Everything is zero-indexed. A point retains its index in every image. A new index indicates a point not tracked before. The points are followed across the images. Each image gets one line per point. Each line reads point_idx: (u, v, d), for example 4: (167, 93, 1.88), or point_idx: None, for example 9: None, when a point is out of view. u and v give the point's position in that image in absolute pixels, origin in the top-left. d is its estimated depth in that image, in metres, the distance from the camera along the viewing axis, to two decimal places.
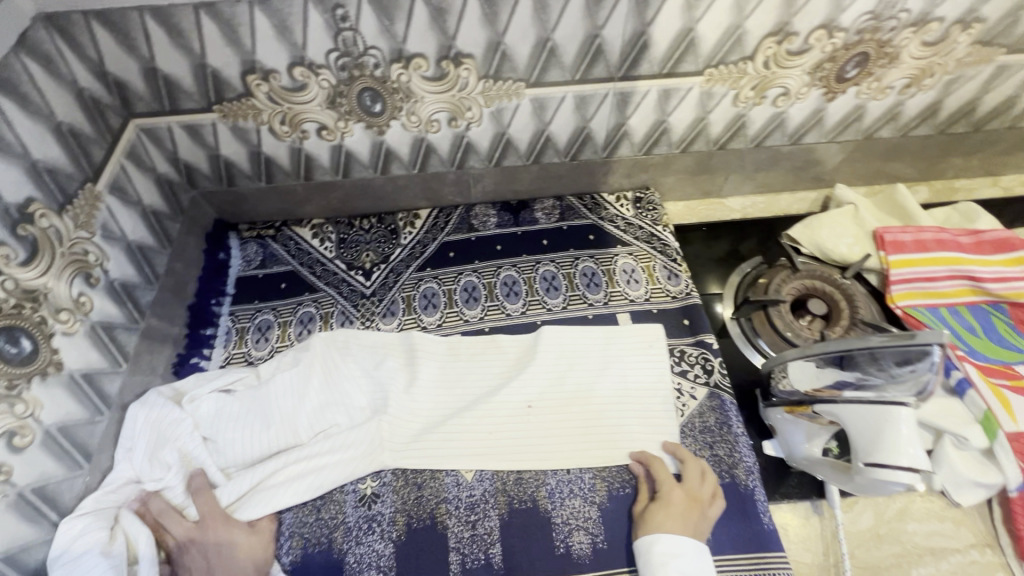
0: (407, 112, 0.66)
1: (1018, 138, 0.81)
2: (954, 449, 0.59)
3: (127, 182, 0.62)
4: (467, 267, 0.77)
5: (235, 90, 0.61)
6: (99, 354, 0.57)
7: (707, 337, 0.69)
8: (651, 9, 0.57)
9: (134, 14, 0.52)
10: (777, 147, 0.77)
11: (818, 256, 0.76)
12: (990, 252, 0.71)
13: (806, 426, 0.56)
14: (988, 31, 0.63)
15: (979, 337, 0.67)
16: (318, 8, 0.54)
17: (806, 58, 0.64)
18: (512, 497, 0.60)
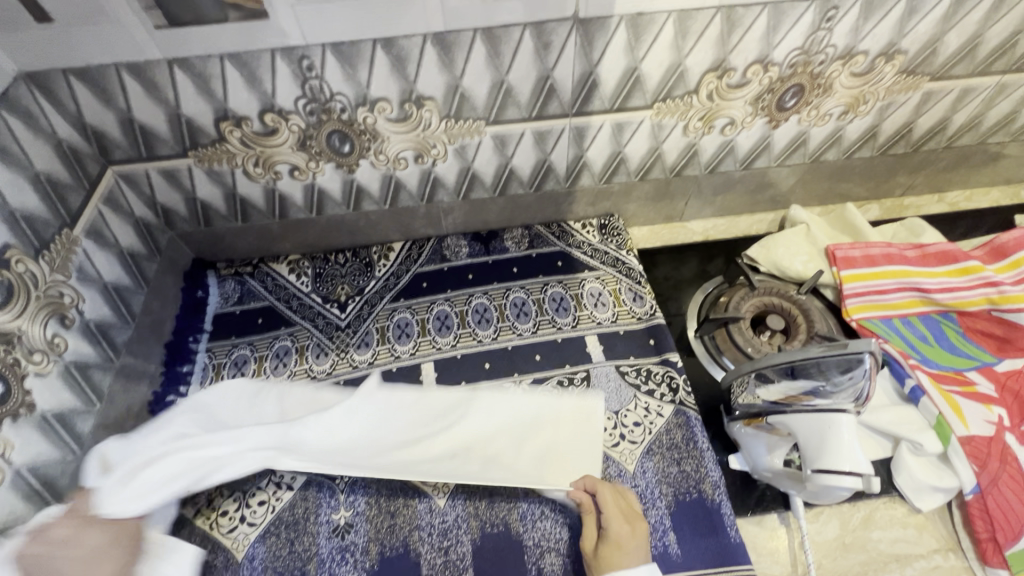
0: (375, 151, 0.70)
1: (956, 157, 0.86)
2: (911, 455, 0.61)
3: (104, 226, 0.65)
4: (440, 296, 0.79)
5: (209, 136, 0.64)
6: (73, 395, 0.58)
7: (672, 356, 0.72)
8: (596, 51, 0.61)
9: (111, 70, 0.56)
10: (730, 172, 0.82)
11: (776, 274, 0.79)
12: (936, 264, 0.75)
13: (765, 438, 0.57)
14: (911, 62, 0.68)
15: (931, 345, 0.70)
16: (285, 60, 0.57)
17: (746, 91, 0.68)
18: (485, 522, 0.60)
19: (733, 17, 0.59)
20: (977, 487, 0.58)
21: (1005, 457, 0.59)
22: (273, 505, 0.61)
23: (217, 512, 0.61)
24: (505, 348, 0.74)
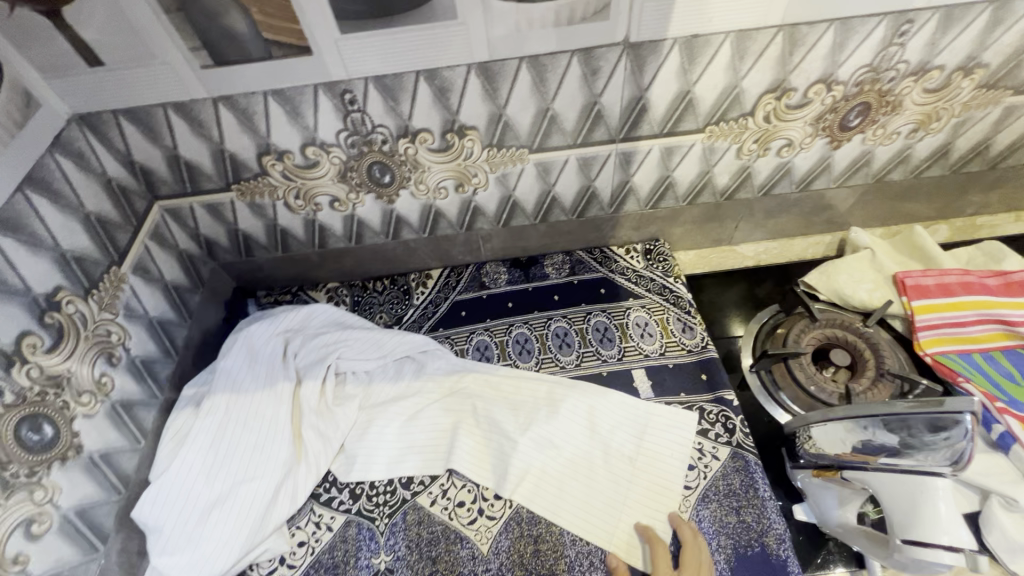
0: (415, 181, 0.68)
1: None
2: (1005, 512, 0.55)
3: (150, 261, 0.65)
4: (479, 325, 0.77)
5: (252, 170, 0.64)
6: (119, 433, 0.58)
7: (726, 393, 0.67)
8: (646, 75, 0.58)
9: (158, 109, 0.56)
10: (785, 194, 0.77)
11: (837, 303, 0.74)
12: (1019, 294, 0.68)
13: (836, 489, 0.53)
14: (992, 76, 0.62)
15: (1019, 385, 0.63)
16: (327, 94, 0.56)
17: (807, 111, 0.64)
18: (531, 572, 0.57)
19: (796, 35, 0.55)
20: None
21: None
22: (313, 547, 0.60)
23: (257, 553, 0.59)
24: None
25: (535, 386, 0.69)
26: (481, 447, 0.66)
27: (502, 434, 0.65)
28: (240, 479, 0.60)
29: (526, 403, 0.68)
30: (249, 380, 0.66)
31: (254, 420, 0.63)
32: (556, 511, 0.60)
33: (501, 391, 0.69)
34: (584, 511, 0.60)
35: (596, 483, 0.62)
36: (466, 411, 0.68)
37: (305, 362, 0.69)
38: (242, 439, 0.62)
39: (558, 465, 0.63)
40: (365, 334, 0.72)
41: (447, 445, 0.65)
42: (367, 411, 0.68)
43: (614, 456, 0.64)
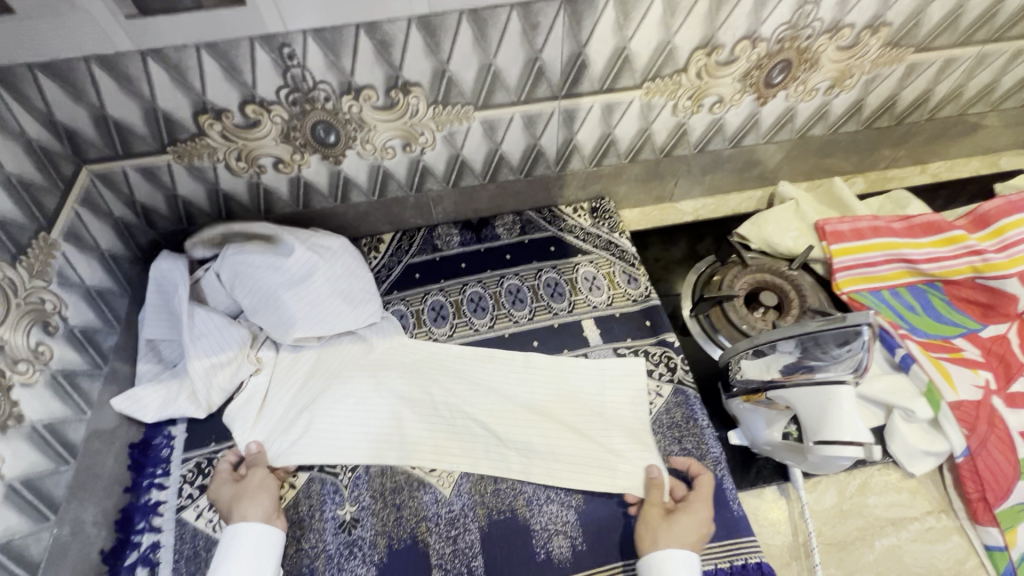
0: (361, 141, 0.68)
1: (938, 128, 0.87)
2: (904, 422, 0.63)
3: (82, 228, 0.62)
4: (433, 286, 0.78)
5: (188, 131, 0.62)
6: (62, 404, 0.57)
7: (668, 336, 0.72)
8: (584, 31, 0.60)
9: (80, 64, 0.53)
10: (719, 150, 0.82)
11: (767, 251, 0.80)
12: (921, 234, 0.76)
13: (764, 412, 0.58)
14: (895, 34, 0.68)
15: (918, 315, 0.72)
16: (265, 48, 0.55)
17: (735, 67, 0.68)
18: (492, 510, 0.60)
19: None
20: (966, 449, 0.60)
21: (992, 420, 0.61)
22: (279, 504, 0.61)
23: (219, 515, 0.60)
24: (501, 336, 0.74)
25: (491, 365, 0.71)
26: (438, 434, 0.65)
27: (456, 419, 0.66)
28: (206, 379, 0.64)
29: (482, 384, 0.69)
30: (205, 309, 0.67)
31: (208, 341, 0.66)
32: (512, 455, 0.64)
33: (458, 373, 0.69)
34: (541, 449, 0.64)
35: (550, 423, 0.66)
36: (420, 392, 0.68)
37: (253, 293, 0.67)
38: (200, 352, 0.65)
39: (509, 439, 0.65)
40: (320, 274, 0.69)
41: (400, 432, 0.65)
42: (311, 393, 0.67)
43: (568, 398, 0.68)
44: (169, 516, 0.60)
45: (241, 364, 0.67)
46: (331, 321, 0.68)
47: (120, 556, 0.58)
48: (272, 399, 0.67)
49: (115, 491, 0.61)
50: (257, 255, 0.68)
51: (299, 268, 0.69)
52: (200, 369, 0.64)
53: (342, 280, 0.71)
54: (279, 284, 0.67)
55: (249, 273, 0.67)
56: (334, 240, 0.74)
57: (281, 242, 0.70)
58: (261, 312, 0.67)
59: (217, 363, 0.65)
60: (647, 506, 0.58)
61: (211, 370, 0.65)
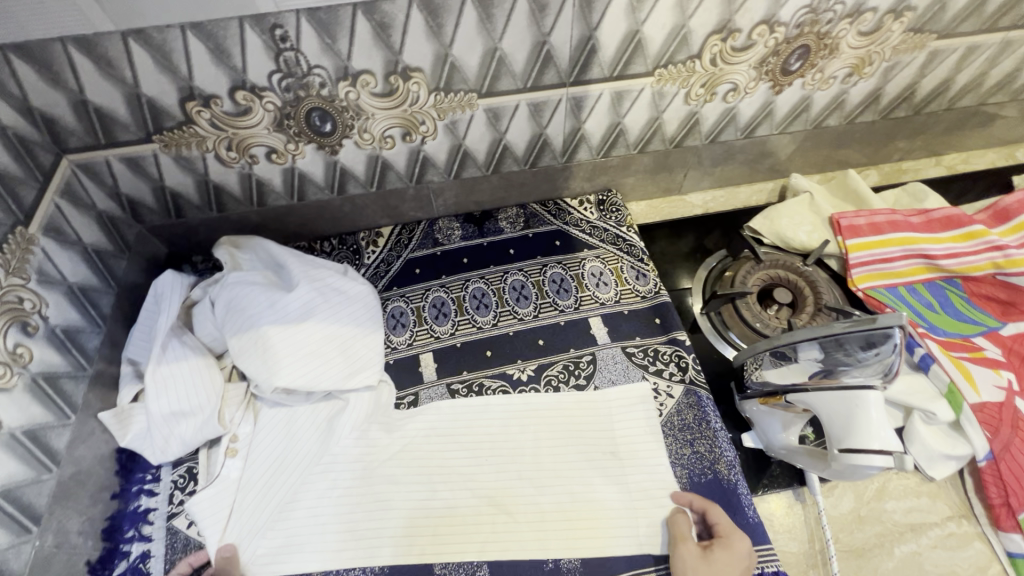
0: (359, 130, 0.65)
1: (955, 118, 0.84)
2: (925, 424, 0.60)
3: (63, 222, 0.59)
4: (434, 282, 0.75)
5: (174, 118, 0.59)
6: (43, 408, 0.54)
7: (679, 335, 0.70)
8: (595, 13, 0.56)
9: (56, 45, 0.49)
10: (731, 141, 0.79)
11: (779, 246, 0.78)
12: (940, 229, 0.74)
13: (781, 415, 0.56)
14: (919, 19, 0.65)
15: (937, 313, 0.69)
16: (255, 29, 0.52)
17: (751, 53, 0.65)
18: (497, 517, 0.58)
19: None
20: (989, 453, 0.58)
21: (1016, 423, 0.59)
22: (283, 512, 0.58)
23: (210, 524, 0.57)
24: (506, 334, 0.71)
25: (494, 424, 0.64)
26: (426, 514, 0.58)
27: (449, 501, 0.59)
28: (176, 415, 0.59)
29: (480, 448, 0.62)
30: (180, 337, 0.63)
31: (178, 376, 0.61)
32: (523, 459, 0.62)
33: (454, 438, 0.63)
34: (548, 453, 0.62)
35: (556, 425, 0.64)
36: (412, 467, 0.61)
37: (246, 327, 0.62)
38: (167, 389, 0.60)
39: (516, 513, 0.58)
40: (325, 317, 0.65)
41: (386, 520, 0.58)
42: (289, 475, 0.60)
43: (576, 400, 0.66)
44: (159, 524, 0.57)
45: (206, 418, 0.60)
46: (323, 373, 0.62)
47: (108, 567, 0.55)
48: (246, 482, 0.59)
49: (102, 498, 0.58)
50: (262, 287, 0.64)
51: (303, 308, 0.64)
52: (160, 417, 0.59)
53: (346, 330, 0.66)
54: (278, 321, 0.62)
55: (242, 307, 0.63)
56: (352, 286, 0.71)
57: (284, 280, 0.67)
58: (245, 353, 0.61)
59: (179, 412, 0.60)
60: (679, 544, 0.52)
61: (173, 419, 0.59)
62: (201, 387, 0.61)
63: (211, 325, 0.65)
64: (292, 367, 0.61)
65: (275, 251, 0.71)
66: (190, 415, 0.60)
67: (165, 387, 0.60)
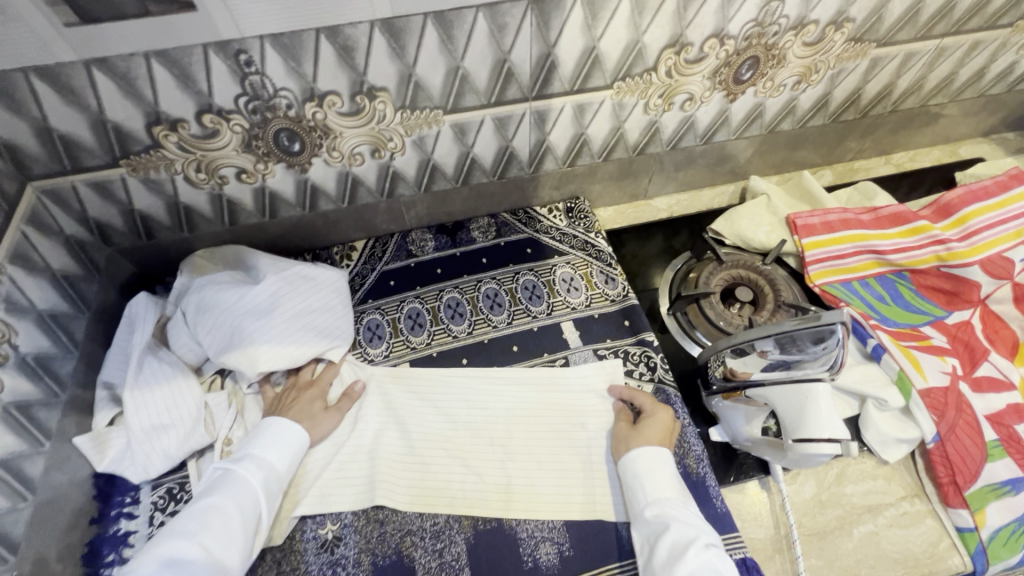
0: (328, 148, 0.66)
1: (901, 120, 0.89)
2: (878, 412, 0.64)
3: (31, 249, 0.59)
4: (409, 293, 0.77)
5: (141, 142, 0.59)
6: (17, 438, 0.53)
7: (647, 336, 0.72)
8: (553, 31, 0.59)
9: (18, 75, 0.49)
10: (691, 147, 0.82)
11: (741, 246, 0.81)
12: (888, 226, 0.78)
13: (744, 409, 0.58)
14: (859, 29, 0.69)
15: (887, 305, 0.73)
16: (220, 55, 0.53)
17: (704, 65, 0.68)
18: (477, 519, 0.60)
19: None
20: (937, 436, 0.62)
21: (961, 405, 0.63)
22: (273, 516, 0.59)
23: None
24: (480, 341, 0.73)
25: (478, 417, 0.67)
26: (419, 482, 0.62)
27: (434, 470, 0.63)
28: (157, 428, 0.61)
29: (467, 423, 0.66)
30: (156, 353, 0.65)
31: (158, 391, 0.62)
32: (503, 460, 0.64)
33: (442, 413, 0.67)
34: (526, 456, 0.64)
35: (532, 426, 0.66)
36: (405, 441, 0.64)
37: (219, 324, 0.64)
38: (148, 405, 0.61)
39: (489, 485, 0.62)
40: (295, 304, 0.68)
41: (380, 486, 0.61)
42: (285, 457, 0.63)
43: (551, 401, 0.68)
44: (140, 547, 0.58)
45: (188, 429, 0.61)
46: (300, 354, 0.66)
47: None
48: None
49: (80, 523, 0.58)
50: (231, 284, 0.67)
51: (273, 298, 0.67)
52: (141, 432, 0.60)
53: (317, 314, 0.69)
54: (247, 314, 0.65)
55: (214, 309, 0.65)
56: (321, 273, 0.73)
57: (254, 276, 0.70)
58: (224, 350, 0.63)
59: (161, 425, 0.61)
60: (615, 428, 0.65)
61: (155, 433, 0.61)
62: (182, 399, 0.63)
63: (185, 333, 0.65)
64: (270, 352, 0.64)
65: (245, 253, 0.74)
66: (171, 427, 0.61)
67: (145, 402, 0.61)
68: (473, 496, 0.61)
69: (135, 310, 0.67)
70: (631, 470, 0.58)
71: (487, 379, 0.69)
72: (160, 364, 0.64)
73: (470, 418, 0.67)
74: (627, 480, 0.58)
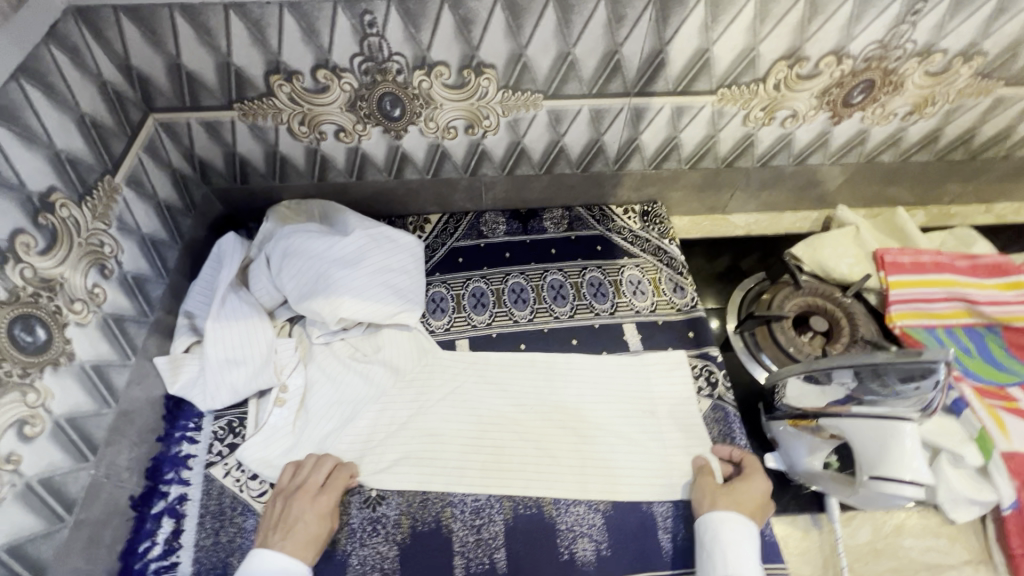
0: (425, 118, 0.67)
1: (1012, 168, 0.84)
2: (951, 466, 0.60)
3: (143, 175, 0.62)
4: (476, 272, 0.78)
5: (257, 89, 0.62)
6: (109, 347, 0.57)
7: (711, 350, 0.71)
8: (670, 28, 0.58)
9: (163, 10, 0.53)
10: (782, 166, 0.80)
11: (819, 274, 0.78)
12: (985, 276, 0.74)
13: (808, 440, 0.56)
14: (989, 65, 0.65)
15: (973, 358, 0.69)
16: (346, 13, 0.54)
17: (815, 83, 0.66)
18: (517, 502, 0.60)
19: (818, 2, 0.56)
20: (1015, 502, 0.58)
21: None
22: None
23: (247, 475, 0.61)
24: (541, 330, 0.73)
25: (542, 413, 0.66)
26: (492, 462, 0.62)
27: (508, 450, 0.63)
28: (229, 361, 0.64)
29: (541, 410, 0.66)
30: (240, 290, 0.68)
31: (234, 329, 0.65)
32: (563, 461, 0.63)
33: (510, 395, 0.67)
34: (575, 453, 0.63)
35: (597, 424, 0.65)
36: (473, 417, 0.65)
37: (306, 268, 0.67)
38: (224, 339, 0.64)
39: (565, 471, 0.62)
40: (376, 261, 0.71)
41: (443, 455, 0.62)
42: (348, 405, 0.65)
43: (616, 402, 0.67)
44: (198, 471, 0.61)
45: (257, 368, 0.64)
46: (378, 307, 0.68)
47: (147, 504, 0.58)
48: (301, 432, 0.63)
49: (148, 439, 0.61)
50: (320, 233, 0.70)
51: (357, 252, 0.70)
52: (215, 363, 0.63)
53: (394, 273, 0.71)
54: (334, 263, 0.68)
55: (301, 255, 0.67)
56: (402, 236, 0.75)
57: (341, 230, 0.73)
58: (307, 294, 0.66)
59: (233, 359, 0.64)
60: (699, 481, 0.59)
61: (227, 366, 0.64)
62: (255, 340, 0.65)
63: (265, 278, 0.68)
64: (351, 301, 0.66)
65: (331, 209, 0.76)
66: (242, 363, 0.64)
67: (222, 335, 0.64)
68: (533, 481, 0.61)
69: (223, 249, 0.71)
70: (710, 533, 0.54)
71: (560, 381, 0.69)
72: (238, 304, 0.67)
73: (533, 412, 0.66)
74: (705, 542, 0.54)
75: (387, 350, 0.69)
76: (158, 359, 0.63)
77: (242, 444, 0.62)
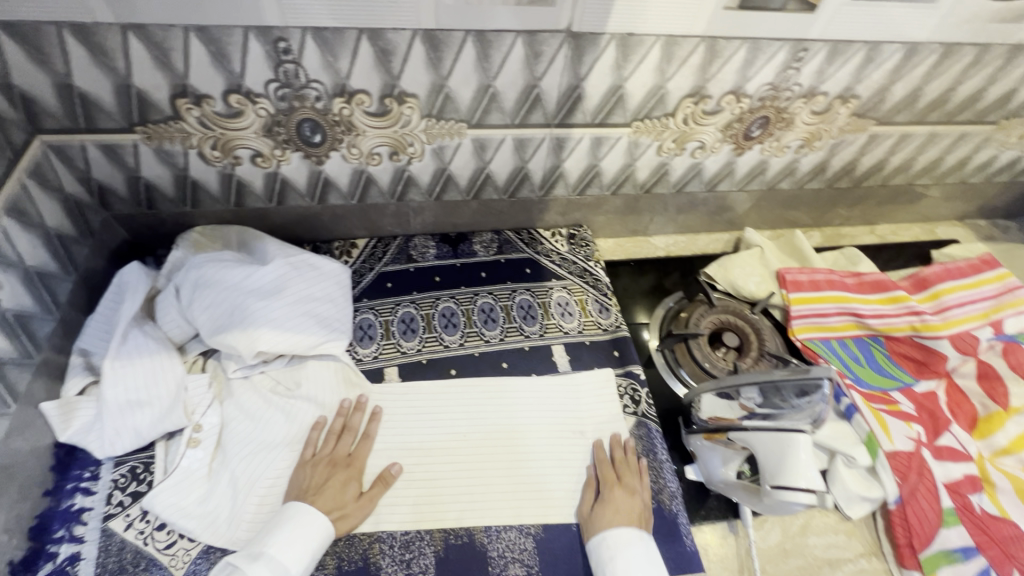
0: (347, 144, 0.66)
1: (888, 194, 0.95)
2: (845, 468, 0.66)
3: (28, 204, 0.57)
4: (405, 297, 0.77)
5: (162, 113, 0.58)
6: None
7: (634, 368, 0.74)
8: (584, 65, 0.61)
9: (50, 28, 0.49)
10: (695, 192, 0.85)
11: (730, 292, 0.84)
12: (869, 291, 0.83)
13: (721, 450, 0.60)
14: (862, 106, 0.74)
15: (862, 366, 0.77)
16: (259, 39, 0.53)
17: (718, 118, 0.71)
18: (448, 533, 0.59)
19: (715, 47, 0.61)
20: (899, 497, 0.64)
21: (922, 470, 0.66)
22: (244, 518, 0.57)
23: (152, 526, 0.56)
24: (471, 354, 0.73)
25: (472, 443, 0.66)
26: (424, 495, 0.61)
27: (439, 482, 0.62)
28: (132, 403, 0.59)
29: (473, 437, 0.66)
30: (148, 325, 0.64)
31: (138, 369, 0.60)
32: (494, 487, 0.63)
33: (443, 424, 0.67)
34: (506, 479, 0.63)
35: (530, 450, 0.66)
36: (402, 450, 0.64)
37: (219, 300, 0.63)
38: (127, 380, 0.59)
39: (498, 497, 0.62)
40: (298, 290, 0.68)
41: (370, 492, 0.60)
42: (264, 443, 0.61)
43: (547, 425, 0.68)
44: (94, 526, 0.55)
45: (164, 409, 0.60)
46: (299, 340, 0.65)
47: (31, 568, 0.53)
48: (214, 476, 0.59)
49: (33, 494, 0.55)
50: (235, 263, 0.66)
51: (277, 282, 0.67)
52: (115, 406, 0.58)
53: (318, 303, 0.70)
54: (250, 295, 0.64)
55: (213, 288, 0.63)
56: (325, 263, 0.73)
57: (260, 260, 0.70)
58: (221, 327, 0.62)
59: (136, 401, 0.59)
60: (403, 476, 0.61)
61: (129, 409, 0.59)
62: (163, 380, 0.61)
63: (174, 312, 0.64)
64: (271, 334, 0.63)
65: (250, 236, 0.73)
66: (145, 406, 0.59)
67: (123, 376, 0.59)
68: (465, 510, 0.60)
69: (126, 281, 0.66)
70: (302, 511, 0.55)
71: (491, 405, 0.69)
72: (143, 341, 0.62)
73: (463, 442, 0.66)
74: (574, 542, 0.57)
75: (311, 383, 0.66)
76: (44, 405, 0.58)
77: (149, 490, 0.57)
